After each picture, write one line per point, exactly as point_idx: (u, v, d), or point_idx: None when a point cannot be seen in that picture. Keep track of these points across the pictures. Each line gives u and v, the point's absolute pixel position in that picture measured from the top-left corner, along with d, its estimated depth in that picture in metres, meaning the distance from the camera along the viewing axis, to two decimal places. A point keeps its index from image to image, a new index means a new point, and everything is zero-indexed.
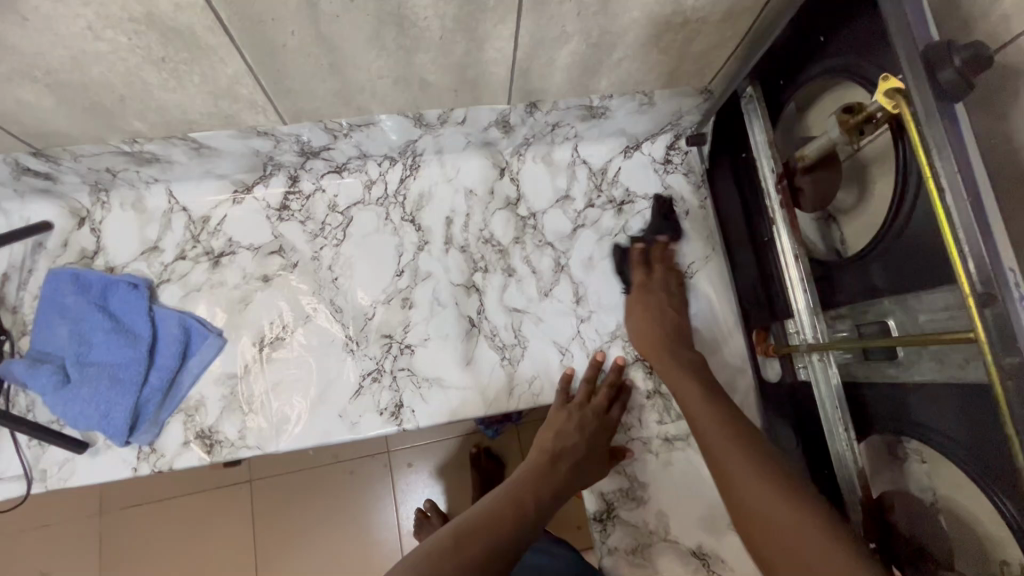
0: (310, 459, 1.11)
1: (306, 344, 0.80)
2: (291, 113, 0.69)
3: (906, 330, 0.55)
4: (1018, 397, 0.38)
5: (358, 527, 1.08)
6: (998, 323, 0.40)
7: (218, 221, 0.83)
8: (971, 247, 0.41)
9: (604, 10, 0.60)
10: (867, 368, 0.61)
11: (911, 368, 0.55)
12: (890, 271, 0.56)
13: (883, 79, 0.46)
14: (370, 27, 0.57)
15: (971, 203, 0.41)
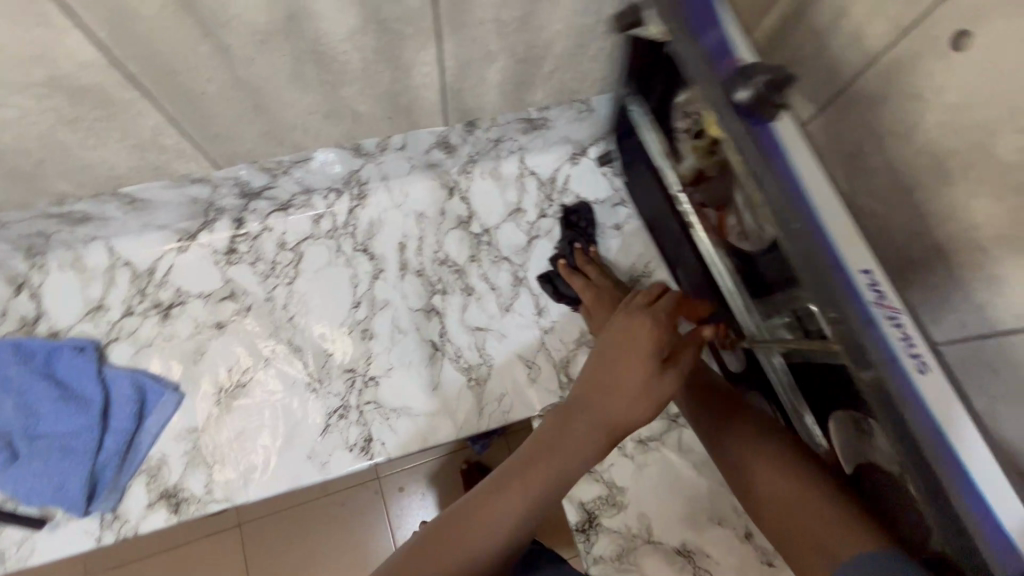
0: (299, 496, 1.08)
1: (268, 387, 0.78)
2: (223, 157, 0.68)
3: None
4: (884, 407, 0.42)
5: (354, 559, 1.06)
6: (852, 338, 0.43)
7: (164, 272, 0.80)
8: (810, 269, 0.44)
9: (525, 26, 0.60)
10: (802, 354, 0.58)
11: None
12: None
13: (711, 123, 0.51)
14: (289, 65, 0.56)
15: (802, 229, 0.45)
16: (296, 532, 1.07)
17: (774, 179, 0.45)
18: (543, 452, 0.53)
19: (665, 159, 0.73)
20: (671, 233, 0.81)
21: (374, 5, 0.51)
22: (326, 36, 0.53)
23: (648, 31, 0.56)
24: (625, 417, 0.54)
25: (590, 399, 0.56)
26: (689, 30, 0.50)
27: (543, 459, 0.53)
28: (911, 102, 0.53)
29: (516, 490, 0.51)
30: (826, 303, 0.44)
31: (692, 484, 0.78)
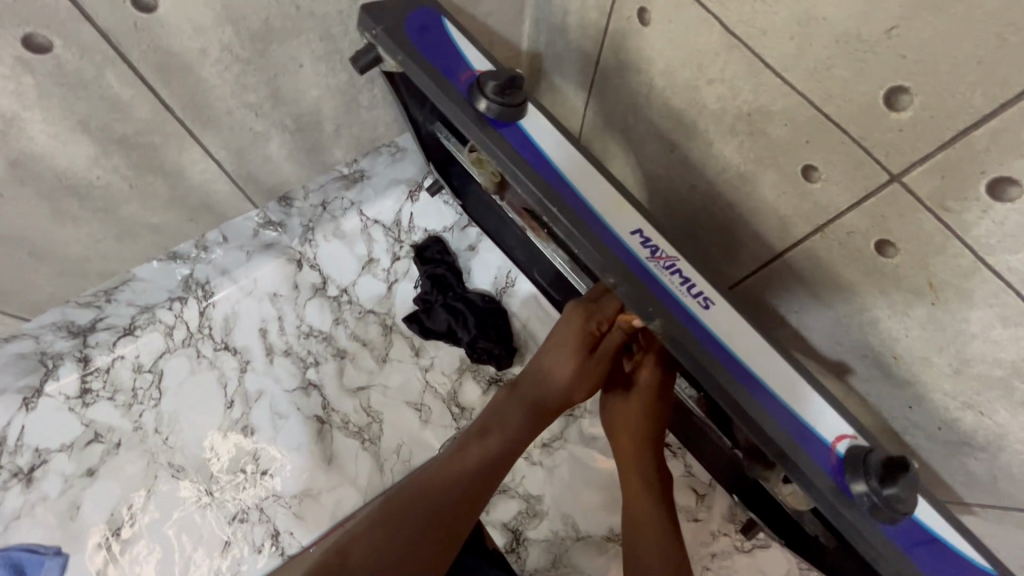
0: None
1: (160, 515, 0.76)
2: (26, 307, 0.66)
3: None
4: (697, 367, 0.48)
5: None
6: (631, 296, 0.49)
7: (15, 438, 0.75)
8: (582, 247, 0.49)
9: (280, 100, 0.61)
10: None
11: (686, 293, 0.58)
12: None
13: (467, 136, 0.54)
14: (45, 206, 0.55)
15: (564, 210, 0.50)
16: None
17: (532, 176, 0.51)
18: (496, 421, 0.61)
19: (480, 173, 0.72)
20: (519, 240, 0.82)
21: (104, 128, 0.52)
22: (68, 170, 0.53)
23: (388, 66, 0.55)
24: (568, 395, 0.62)
25: (535, 379, 0.63)
26: (412, 52, 0.53)
27: (495, 428, 0.60)
28: (640, 74, 0.57)
29: (472, 450, 0.59)
30: (602, 267, 0.49)
31: (603, 470, 0.80)
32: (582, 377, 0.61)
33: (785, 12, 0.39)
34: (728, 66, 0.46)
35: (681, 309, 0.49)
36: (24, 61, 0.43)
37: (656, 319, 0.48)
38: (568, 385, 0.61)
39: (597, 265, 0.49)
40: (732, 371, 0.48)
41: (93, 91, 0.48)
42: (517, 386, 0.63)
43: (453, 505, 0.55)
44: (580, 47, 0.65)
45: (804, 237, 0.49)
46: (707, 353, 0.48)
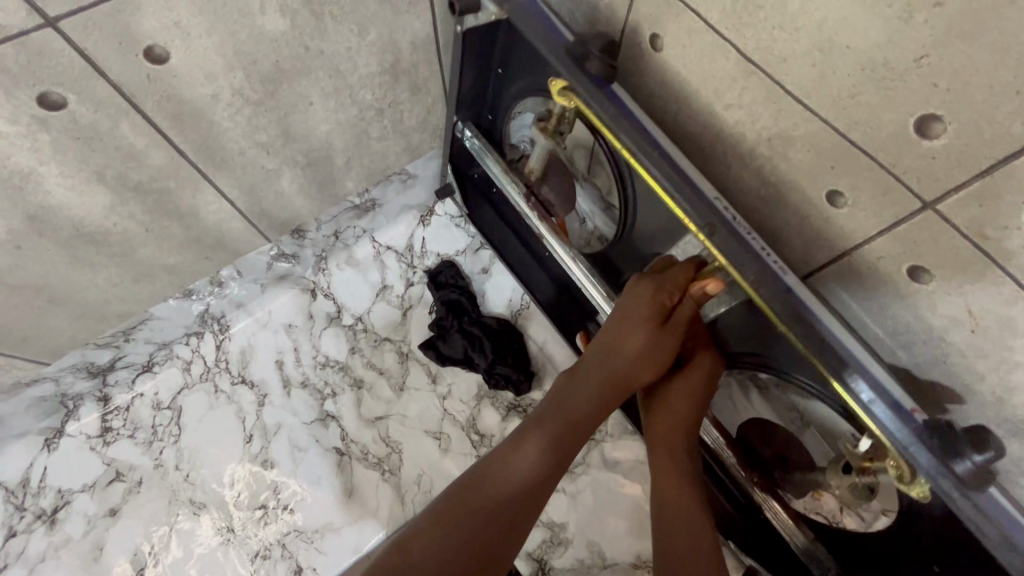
0: None
1: (184, 554, 0.75)
2: (45, 353, 0.66)
3: None
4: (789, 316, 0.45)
5: None
6: (726, 242, 0.47)
7: (38, 478, 0.75)
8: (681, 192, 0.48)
9: (291, 138, 0.61)
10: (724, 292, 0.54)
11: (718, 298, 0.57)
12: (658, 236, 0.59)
13: (552, 82, 0.53)
14: (63, 255, 0.55)
15: (659, 155, 0.49)
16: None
17: (622, 124, 0.49)
18: (554, 408, 0.58)
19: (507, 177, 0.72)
20: (519, 256, 0.85)
21: (120, 177, 0.52)
22: (86, 219, 0.53)
23: (486, 15, 0.54)
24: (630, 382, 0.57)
25: (594, 365, 0.59)
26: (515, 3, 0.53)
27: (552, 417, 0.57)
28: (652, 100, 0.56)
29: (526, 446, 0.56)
30: (699, 214, 0.48)
31: (628, 495, 0.78)
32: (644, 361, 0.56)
33: (807, 39, 0.38)
34: (746, 92, 0.45)
35: (770, 269, 0.46)
36: (39, 118, 0.43)
37: (750, 269, 0.46)
38: (629, 370, 0.57)
39: (693, 211, 0.48)
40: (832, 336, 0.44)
41: (108, 143, 0.48)
42: (577, 373, 0.59)
43: (507, 509, 0.54)
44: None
45: (830, 262, 0.47)
46: (804, 308, 0.44)
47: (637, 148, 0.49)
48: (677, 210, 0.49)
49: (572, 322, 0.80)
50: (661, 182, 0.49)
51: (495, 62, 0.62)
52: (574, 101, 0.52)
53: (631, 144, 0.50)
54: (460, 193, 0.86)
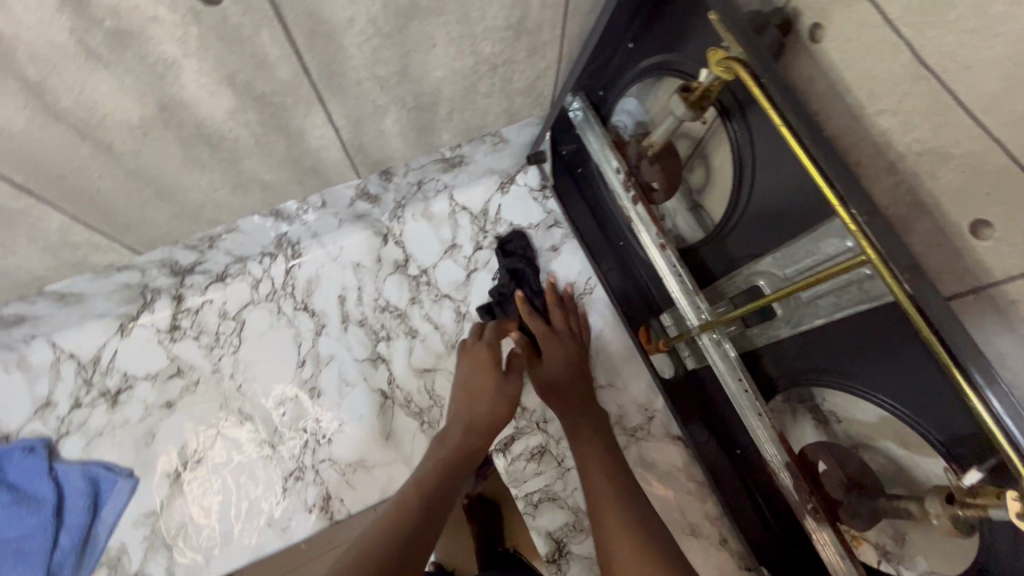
0: None
1: (222, 460, 0.78)
2: (142, 243, 0.69)
3: (776, 285, 0.63)
4: (943, 327, 0.41)
5: None
6: (887, 241, 0.43)
7: (108, 359, 0.81)
8: (842, 180, 0.44)
9: (406, 76, 0.62)
10: (839, 293, 0.55)
11: (816, 304, 0.58)
12: (757, 230, 0.63)
13: (711, 52, 0.51)
14: (178, 150, 0.57)
15: (823, 142, 0.45)
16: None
17: (790, 99, 0.46)
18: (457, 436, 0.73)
19: (606, 155, 0.77)
20: (594, 238, 0.88)
21: (246, 84, 0.53)
22: (208, 119, 0.55)
23: None
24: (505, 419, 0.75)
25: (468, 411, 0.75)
26: None
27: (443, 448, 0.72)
28: None
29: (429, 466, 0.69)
30: (861, 200, 0.44)
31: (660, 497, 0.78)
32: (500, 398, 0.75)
33: (1007, 48, 0.36)
34: (907, 99, 0.42)
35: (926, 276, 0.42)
36: (195, 10, 0.44)
37: (902, 270, 0.42)
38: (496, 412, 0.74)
39: (854, 206, 0.44)
40: (978, 358, 0.40)
41: (245, 48, 0.49)
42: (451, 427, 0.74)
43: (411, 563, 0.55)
44: (693, 68, 0.61)
45: (955, 297, 0.43)
46: (956, 324, 0.41)
47: (804, 126, 0.46)
48: (834, 200, 0.44)
49: (635, 313, 0.83)
50: (820, 169, 0.45)
51: (629, 37, 0.68)
52: (737, 72, 0.49)
53: (793, 123, 0.46)
54: (550, 162, 0.89)
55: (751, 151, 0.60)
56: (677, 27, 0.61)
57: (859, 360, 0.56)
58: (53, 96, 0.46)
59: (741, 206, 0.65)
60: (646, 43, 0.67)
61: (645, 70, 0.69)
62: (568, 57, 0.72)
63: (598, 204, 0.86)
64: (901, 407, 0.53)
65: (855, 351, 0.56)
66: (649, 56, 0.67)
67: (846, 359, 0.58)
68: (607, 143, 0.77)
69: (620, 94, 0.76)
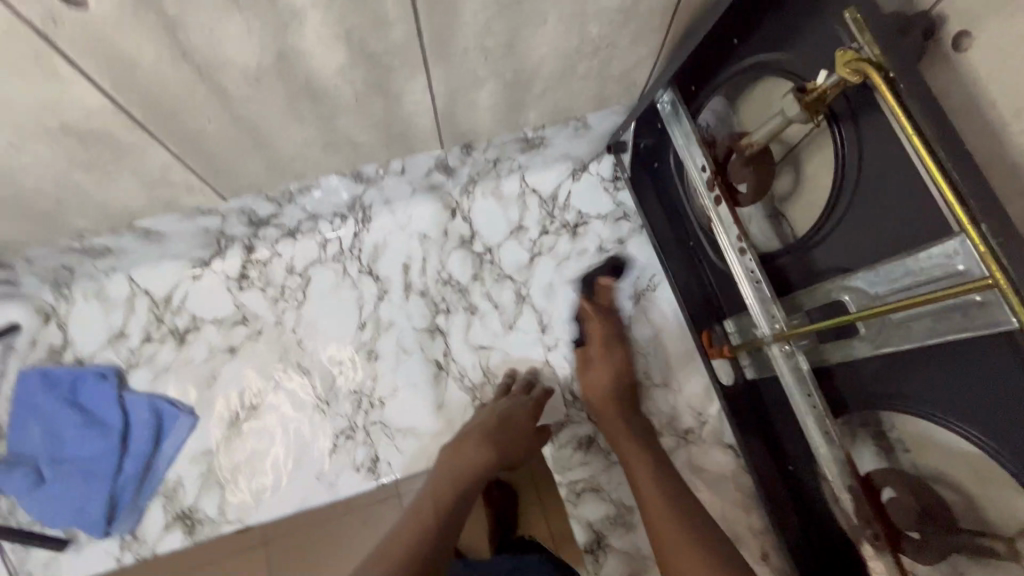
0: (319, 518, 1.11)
1: (278, 410, 0.80)
2: (229, 189, 0.71)
3: (862, 305, 0.61)
4: None
5: None
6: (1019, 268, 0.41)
7: (179, 299, 0.84)
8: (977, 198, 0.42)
9: (511, 51, 0.61)
10: (935, 320, 0.53)
11: (906, 329, 0.56)
12: (852, 244, 0.62)
13: (840, 54, 0.49)
14: (283, 101, 0.58)
15: (960, 158, 0.43)
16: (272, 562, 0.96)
17: (929, 110, 0.44)
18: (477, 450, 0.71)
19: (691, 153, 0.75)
20: (664, 235, 0.86)
21: (360, 42, 0.53)
22: (318, 73, 0.56)
23: None
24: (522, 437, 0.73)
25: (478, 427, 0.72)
26: None
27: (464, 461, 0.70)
28: None
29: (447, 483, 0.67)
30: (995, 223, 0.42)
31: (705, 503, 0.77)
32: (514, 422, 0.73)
33: None
34: None
35: None
36: None
37: None
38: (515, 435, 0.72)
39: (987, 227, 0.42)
40: None
41: (369, 5, 0.49)
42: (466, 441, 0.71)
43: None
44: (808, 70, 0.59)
45: None
46: None
47: (940, 139, 0.44)
48: (963, 217, 0.43)
49: (699, 316, 0.82)
50: (951, 184, 0.43)
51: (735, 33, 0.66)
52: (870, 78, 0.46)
53: (929, 135, 0.44)
54: (630, 153, 0.88)
55: (858, 160, 0.58)
56: (795, 25, 0.59)
57: (949, 388, 0.54)
58: (184, 34, 0.47)
59: (835, 216, 0.63)
60: (754, 39, 0.65)
61: (747, 69, 0.67)
62: (668, 46, 0.70)
63: (673, 202, 0.84)
64: (989, 441, 0.51)
65: (947, 377, 0.54)
66: (756, 53, 0.65)
67: (934, 385, 0.56)
68: (693, 140, 0.75)
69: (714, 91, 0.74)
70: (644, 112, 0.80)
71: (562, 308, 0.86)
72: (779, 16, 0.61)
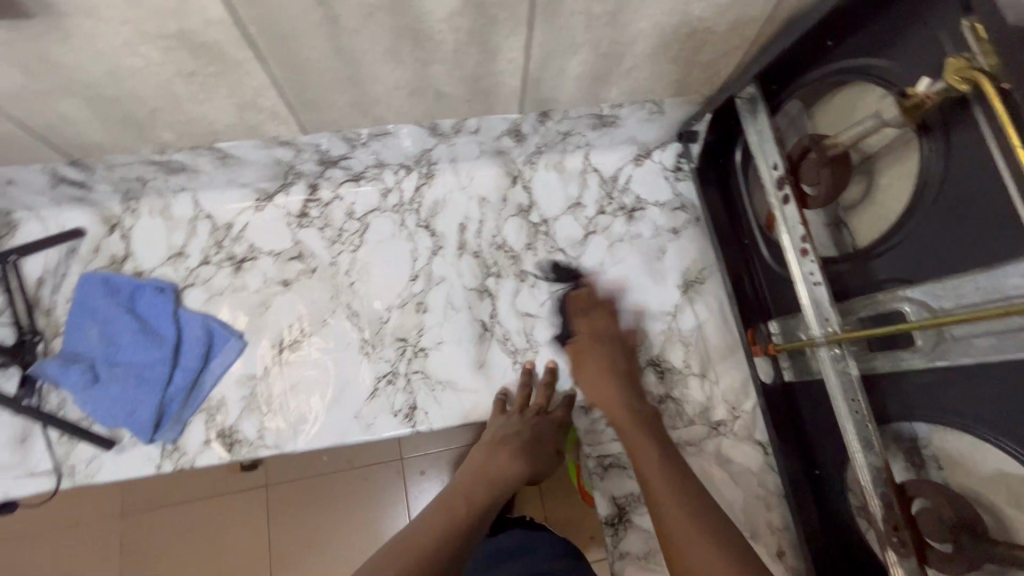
0: (326, 466, 1.24)
1: (324, 348, 0.82)
2: (312, 123, 0.72)
3: (921, 316, 0.62)
4: None
5: (361, 522, 1.21)
6: None
7: (240, 227, 0.85)
8: None
9: (614, 21, 0.62)
10: (1001, 337, 0.54)
11: (967, 342, 0.57)
12: (919, 256, 0.63)
13: (951, 62, 0.51)
14: (388, 40, 0.59)
15: None
16: (285, 504, 1.22)
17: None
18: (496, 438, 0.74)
19: (764, 152, 0.75)
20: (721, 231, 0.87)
21: None
22: (428, 15, 0.56)
23: None
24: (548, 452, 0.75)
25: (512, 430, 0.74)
26: None
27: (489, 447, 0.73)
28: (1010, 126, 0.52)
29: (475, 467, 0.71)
30: None
31: (727, 494, 0.79)
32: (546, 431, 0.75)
33: None
34: None
35: None
36: None
37: None
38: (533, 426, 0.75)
39: None
40: None
41: None
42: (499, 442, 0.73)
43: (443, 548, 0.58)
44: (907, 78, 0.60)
45: None
46: None
47: None
48: None
49: (746, 313, 0.83)
50: None
51: (830, 36, 0.67)
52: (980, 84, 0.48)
53: None
54: (699, 144, 0.88)
55: (942, 174, 0.59)
56: (900, 32, 0.60)
57: (1001, 407, 0.55)
58: None
59: (906, 227, 0.64)
60: (848, 44, 0.66)
61: (835, 73, 0.68)
62: (761, 40, 0.71)
63: (735, 197, 0.85)
64: None
65: (1000, 397, 0.55)
66: (848, 58, 0.66)
67: (986, 404, 0.57)
68: (768, 139, 0.75)
69: (799, 92, 0.75)
70: (722, 104, 0.80)
71: (610, 288, 0.87)
72: (884, 21, 0.61)
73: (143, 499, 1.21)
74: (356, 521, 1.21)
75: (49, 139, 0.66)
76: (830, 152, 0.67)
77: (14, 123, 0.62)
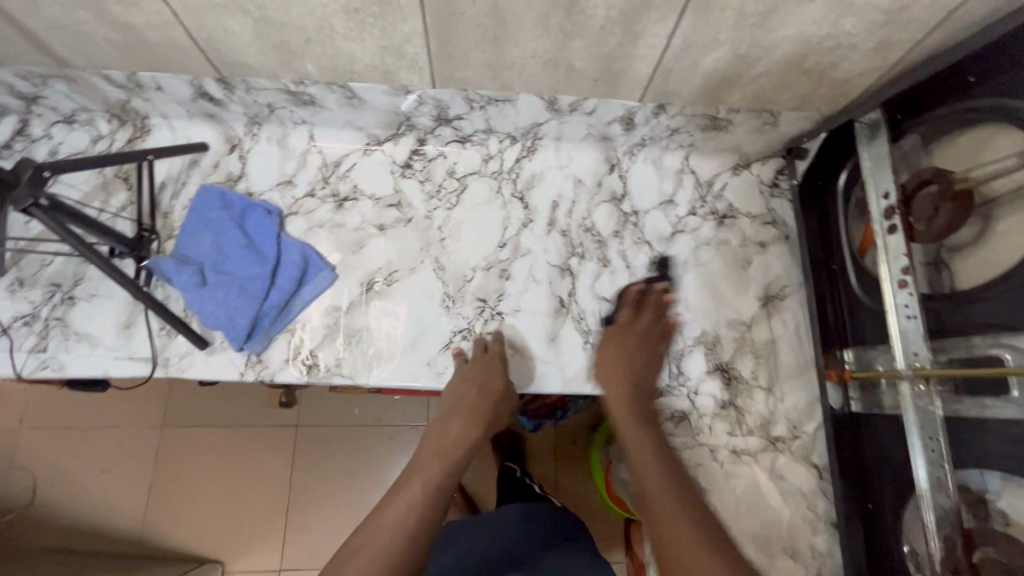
0: (357, 416, 1.28)
1: (407, 294, 0.85)
2: (443, 77, 0.75)
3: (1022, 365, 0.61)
4: None
5: (381, 476, 1.25)
6: None
7: (348, 167, 0.89)
8: None
9: (762, 23, 0.63)
10: None
11: None
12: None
13: None
14: (544, 7, 0.61)
15: None
16: (311, 445, 1.26)
17: None
18: (457, 401, 0.74)
19: (875, 180, 0.74)
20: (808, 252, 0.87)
21: None
22: None
23: None
24: (500, 413, 0.76)
25: (455, 401, 0.74)
26: None
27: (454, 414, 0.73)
28: None
29: (439, 435, 0.71)
30: None
31: (773, 510, 0.80)
32: (487, 391, 0.75)
33: None
34: None
35: None
36: None
37: None
38: (485, 393, 0.75)
39: None
40: None
41: None
42: (450, 413, 0.73)
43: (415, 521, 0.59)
44: None
45: None
46: None
47: None
48: None
49: (823, 337, 0.83)
50: None
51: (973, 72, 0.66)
52: None
53: None
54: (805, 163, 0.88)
55: None
56: None
57: None
58: None
59: (1017, 274, 0.63)
60: (990, 84, 0.65)
61: (967, 109, 0.68)
62: (900, 67, 0.71)
63: (830, 220, 0.85)
64: None
65: None
66: (984, 98, 0.65)
67: None
68: (882, 167, 0.74)
69: (924, 125, 0.74)
70: (839, 126, 0.80)
71: (689, 289, 0.88)
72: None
73: (185, 412, 1.28)
74: (375, 476, 1.25)
75: (207, 52, 0.71)
76: (957, 187, 0.67)
77: (185, 32, 0.67)
